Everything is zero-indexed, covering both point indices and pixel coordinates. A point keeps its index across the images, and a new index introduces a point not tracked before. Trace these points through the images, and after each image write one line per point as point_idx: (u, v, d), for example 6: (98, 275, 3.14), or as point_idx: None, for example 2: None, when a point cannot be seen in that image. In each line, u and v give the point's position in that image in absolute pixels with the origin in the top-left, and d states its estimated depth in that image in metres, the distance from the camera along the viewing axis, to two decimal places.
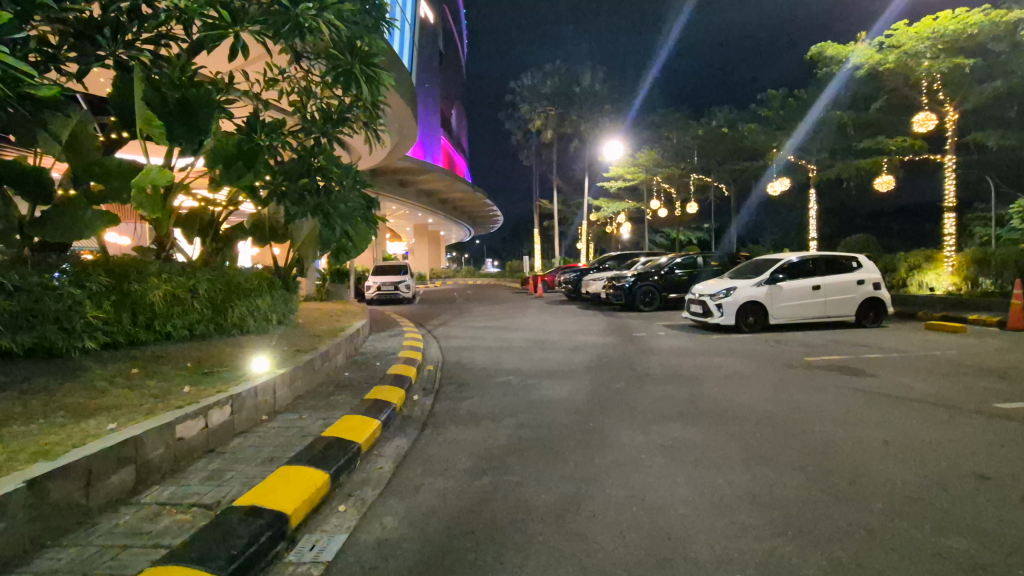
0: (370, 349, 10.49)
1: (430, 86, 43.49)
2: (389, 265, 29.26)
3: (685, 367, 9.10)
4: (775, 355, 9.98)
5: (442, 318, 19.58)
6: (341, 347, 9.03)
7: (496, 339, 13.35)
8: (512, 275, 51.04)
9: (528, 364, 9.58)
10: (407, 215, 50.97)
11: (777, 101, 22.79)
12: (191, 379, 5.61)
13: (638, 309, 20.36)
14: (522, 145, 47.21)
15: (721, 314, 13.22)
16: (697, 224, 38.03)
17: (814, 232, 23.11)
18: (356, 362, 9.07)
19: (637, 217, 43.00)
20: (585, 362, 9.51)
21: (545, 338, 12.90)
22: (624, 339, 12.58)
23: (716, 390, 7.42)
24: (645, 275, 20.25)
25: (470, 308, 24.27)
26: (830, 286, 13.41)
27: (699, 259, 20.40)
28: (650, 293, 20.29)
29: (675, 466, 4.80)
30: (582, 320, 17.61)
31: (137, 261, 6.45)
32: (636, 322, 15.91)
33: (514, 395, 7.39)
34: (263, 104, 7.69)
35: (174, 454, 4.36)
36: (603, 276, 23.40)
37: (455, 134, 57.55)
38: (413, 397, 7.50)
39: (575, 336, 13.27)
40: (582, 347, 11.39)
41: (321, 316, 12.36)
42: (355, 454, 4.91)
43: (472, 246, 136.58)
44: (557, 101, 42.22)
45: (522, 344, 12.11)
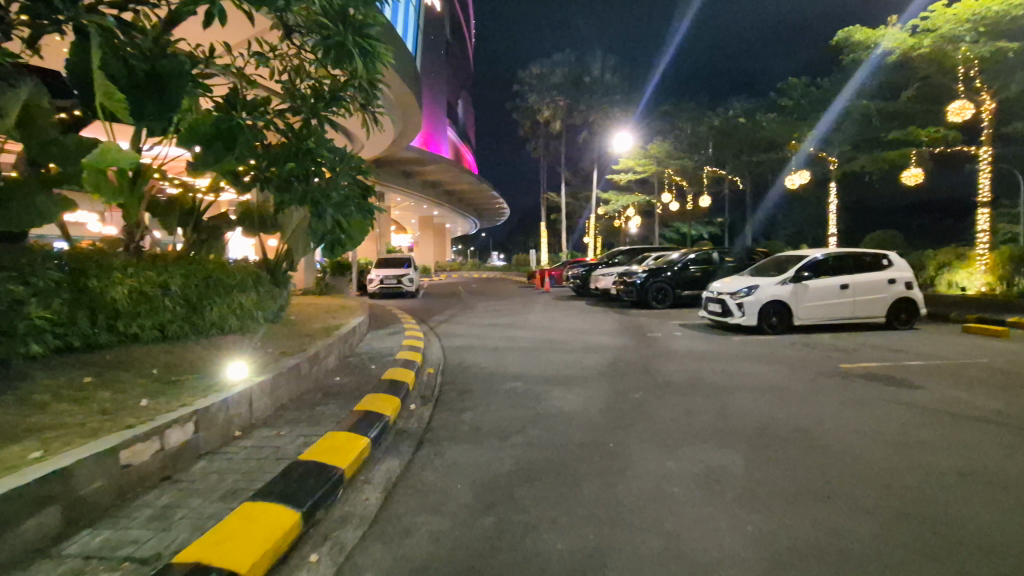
0: (366, 350, 9.76)
1: (436, 76, 42.70)
2: (393, 258, 28.57)
3: (709, 373, 8.34)
4: (805, 361, 9.20)
5: (446, 313, 18.90)
6: (334, 349, 8.32)
7: (501, 338, 12.60)
8: (518, 269, 50.27)
9: (537, 368, 8.85)
10: (413, 207, 50.25)
11: (798, 91, 21.80)
12: (153, 390, 4.93)
13: (650, 306, 19.59)
14: (531, 136, 46.15)
15: (742, 314, 12.43)
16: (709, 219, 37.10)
17: (834, 227, 22.18)
18: (350, 365, 8.34)
19: (646, 211, 42.12)
20: (599, 367, 8.77)
21: (554, 338, 12.14)
22: (639, 341, 11.80)
23: (747, 402, 6.66)
24: (658, 271, 19.43)
25: (475, 303, 23.58)
26: (859, 286, 12.59)
27: (714, 255, 19.61)
28: (663, 289, 19.48)
29: (715, 503, 4.04)
30: (592, 317, 16.85)
31: (100, 254, 5.75)
32: (649, 322, 15.11)
33: (523, 405, 6.66)
34: (246, 81, 6.93)
35: (117, 485, 3.65)
36: (613, 271, 22.61)
37: (462, 125, 56.65)
38: (410, 406, 6.78)
39: (586, 336, 12.52)
40: (594, 348, 10.64)
41: (317, 313, 11.66)
42: (336, 482, 4.19)
43: (478, 239, 135.67)
44: (566, 91, 41.22)
45: (530, 345, 11.36)
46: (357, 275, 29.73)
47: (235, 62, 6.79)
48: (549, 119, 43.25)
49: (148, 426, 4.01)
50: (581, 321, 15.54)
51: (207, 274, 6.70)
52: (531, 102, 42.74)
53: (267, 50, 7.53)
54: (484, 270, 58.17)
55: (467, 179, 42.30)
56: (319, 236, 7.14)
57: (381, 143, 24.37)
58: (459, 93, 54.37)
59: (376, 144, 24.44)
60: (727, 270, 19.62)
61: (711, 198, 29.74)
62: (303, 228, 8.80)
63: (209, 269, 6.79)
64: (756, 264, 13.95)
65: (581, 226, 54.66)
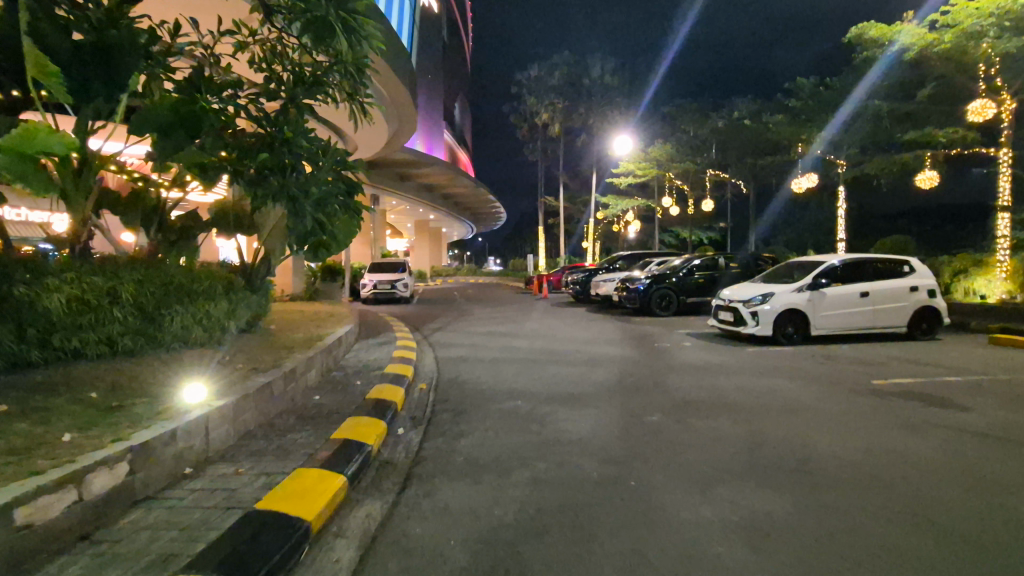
0: (352, 362, 8.96)
1: (433, 77, 41.99)
2: (387, 262, 27.76)
3: (729, 389, 7.58)
4: (831, 376, 8.45)
5: (441, 320, 18.10)
6: (315, 363, 7.52)
7: (499, 348, 11.80)
8: (515, 274, 49.53)
9: (539, 383, 8.06)
10: (408, 210, 49.43)
11: (805, 91, 21.16)
12: (84, 417, 4.16)
13: (653, 313, 18.83)
14: (527, 140, 46.15)
15: (756, 324, 11.68)
16: (710, 224, 36.47)
17: (841, 233, 21.53)
18: (333, 381, 7.55)
19: (646, 216, 41.46)
20: (607, 382, 7.99)
21: (556, 349, 11.37)
22: (647, 352, 11.02)
23: (779, 426, 5.91)
24: (662, 277, 18.71)
25: (471, 309, 22.76)
26: (879, 293, 11.86)
27: (720, 260, 18.89)
28: (666, 296, 18.75)
29: (770, 568, 3.28)
30: (594, 325, 16.08)
31: (35, 257, 5.05)
32: (655, 330, 14.35)
33: (526, 429, 5.88)
34: (215, 61, 6.17)
35: (12, 553, 2.84)
36: (613, 276, 21.86)
37: (459, 127, 55.94)
38: (397, 430, 5.97)
39: (589, 346, 11.75)
40: (601, 361, 9.86)
41: (301, 323, 10.85)
42: (301, 538, 3.40)
43: (475, 243, 134.89)
44: (565, 93, 40.56)
45: (530, 356, 10.57)
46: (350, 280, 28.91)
47: (202, 42, 6.04)
48: (547, 121, 42.60)
49: (63, 471, 3.21)
50: (583, 330, 14.78)
51: (167, 280, 5.91)
52: (529, 105, 42.08)
53: (242, 32, 6.78)
54: (481, 275, 57.42)
55: (463, 182, 41.58)
56: (297, 237, 6.36)
57: (377, 141, 23.70)
58: (456, 96, 53.65)
59: (371, 141, 23.75)
60: (733, 276, 18.92)
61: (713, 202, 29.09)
62: (282, 229, 8.01)
63: (170, 274, 6.00)
64: (769, 270, 13.21)
65: (579, 230, 53.96)
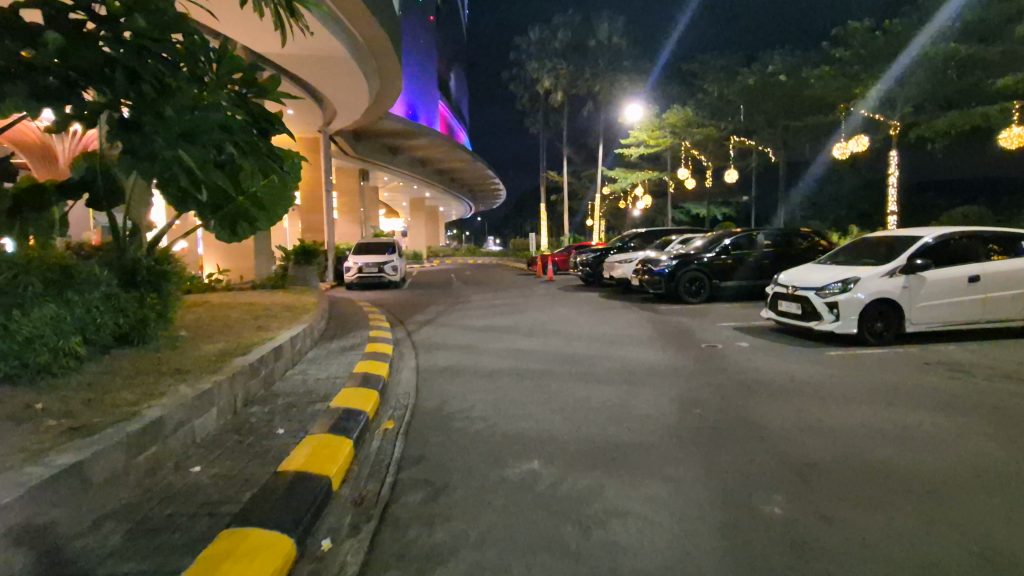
0: (290, 386, 6.30)
1: (426, 40, 38.70)
2: (374, 243, 25.02)
3: (858, 434, 4.93)
4: (988, 403, 5.81)
5: (433, 310, 15.48)
6: (214, 398, 4.87)
7: (499, 352, 9.14)
8: (517, 254, 46.76)
9: (561, 421, 5.40)
10: (402, 187, 46.46)
11: (857, 37, 18.15)
12: None
13: (680, 301, 16.14)
14: (527, 110, 43.21)
15: (836, 318, 9.01)
16: (728, 198, 33.59)
17: (894, 204, 18.69)
18: (244, 426, 4.90)
19: (656, 190, 38.54)
20: (665, 418, 5.36)
21: (576, 354, 8.74)
22: (696, 356, 8.40)
23: (1018, 538, 3.27)
24: (689, 258, 15.98)
25: (469, 295, 20.13)
26: (993, 278, 9.13)
27: (757, 237, 16.17)
28: (696, 280, 16.03)
29: None
30: (612, 316, 13.50)
31: None
32: (691, 324, 11.73)
33: (556, 544, 3.23)
34: None
35: None
36: (629, 257, 19.13)
37: (455, 98, 52.59)
38: (323, 543, 3.34)
39: (618, 348, 9.14)
40: (640, 373, 7.23)
41: (235, 324, 8.21)
42: None
43: (474, 222, 131.55)
44: (569, 57, 37.27)
45: (543, 366, 7.91)
46: (334, 262, 26.24)
47: None
48: (550, 89, 39.45)
49: None
50: (604, 323, 12.16)
51: None
52: (530, 71, 38.88)
53: None
54: (479, 255, 54.71)
55: (459, 156, 38.56)
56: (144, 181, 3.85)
57: (359, 97, 20.80)
58: (452, 63, 50.12)
59: (352, 98, 20.85)
60: (772, 256, 16.21)
61: (736, 173, 26.25)
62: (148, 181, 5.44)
63: None
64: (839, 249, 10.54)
65: (583, 208, 50.99)
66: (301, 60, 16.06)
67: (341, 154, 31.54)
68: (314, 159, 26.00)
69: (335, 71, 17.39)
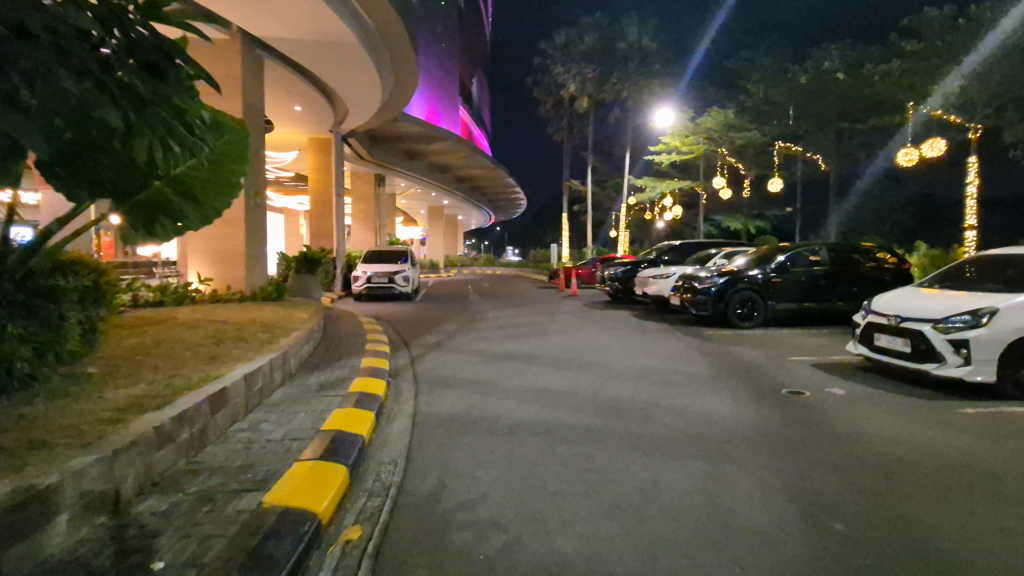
0: (226, 453, 4.47)
1: (448, 41, 37.32)
2: (386, 251, 23.38)
3: None
4: None
5: (445, 329, 13.63)
6: (62, 501, 2.99)
7: (520, 393, 7.20)
8: (537, 265, 44.89)
9: (621, 538, 3.45)
10: (420, 194, 44.95)
11: (934, 27, 15.93)
12: None
13: (728, 324, 14.02)
14: (552, 117, 41.52)
15: (964, 361, 6.90)
16: (766, 210, 31.29)
17: (973, 217, 16.33)
18: (111, 547, 3.02)
19: (687, 200, 36.37)
20: (784, 545, 3.39)
21: (621, 401, 6.74)
22: (780, 409, 6.39)
23: None
24: (741, 274, 13.87)
25: (486, 311, 18.29)
26: None
27: (820, 251, 14.11)
28: (749, 301, 13.91)
29: None
30: (652, 341, 11.53)
31: None
32: (753, 357, 9.70)
33: None
34: None
35: None
36: (666, 272, 17.08)
37: (476, 104, 51.20)
38: None
39: (673, 393, 7.14)
40: (714, 439, 5.25)
41: (181, 353, 6.36)
42: None
43: (494, 232, 129.67)
44: (596, 59, 35.43)
45: (578, 419, 5.97)
46: (344, 271, 24.64)
47: None
48: (576, 94, 37.68)
49: None
50: (647, 352, 10.15)
51: None
52: (556, 75, 37.18)
53: None
54: (497, 266, 52.93)
55: (480, 162, 36.92)
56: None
57: (371, 91, 19.27)
58: (474, 68, 48.68)
59: (363, 92, 19.33)
60: (836, 274, 14.06)
61: (780, 183, 24.09)
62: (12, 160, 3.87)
63: None
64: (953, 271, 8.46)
65: (607, 219, 48.91)
66: (307, 46, 14.52)
67: (356, 158, 30.13)
68: (325, 161, 24.50)
69: (344, 60, 15.83)
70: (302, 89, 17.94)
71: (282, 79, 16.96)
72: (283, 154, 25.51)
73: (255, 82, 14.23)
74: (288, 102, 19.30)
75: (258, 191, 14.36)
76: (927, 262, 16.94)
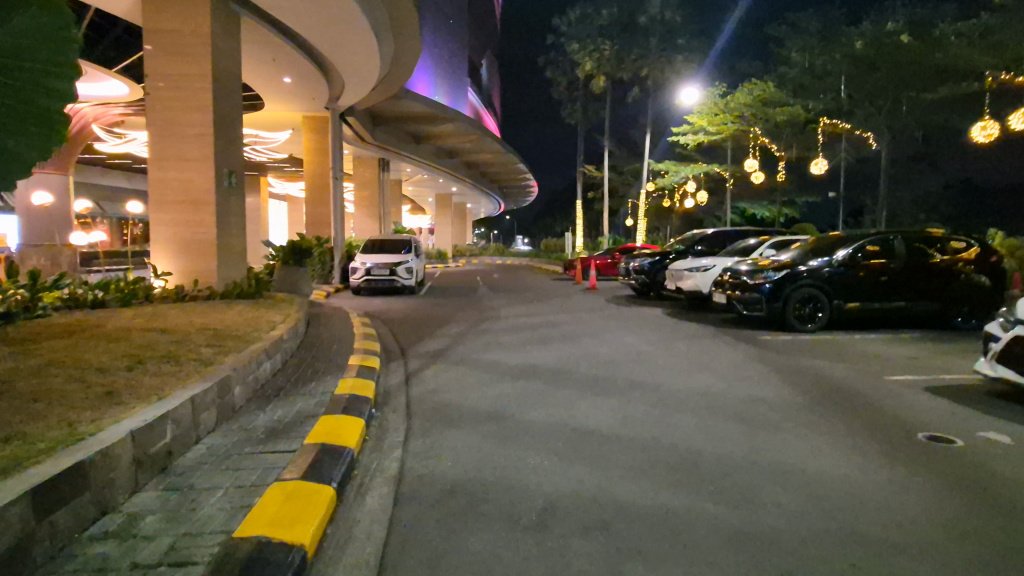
0: None
1: (455, 16, 34.95)
2: (389, 240, 21.38)
3: None
4: None
5: (451, 332, 11.68)
6: None
7: (550, 435, 5.20)
8: (549, 255, 42.78)
9: None
10: (427, 181, 42.87)
11: None
12: None
13: (784, 326, 11.85)
14: (565, 99, 39.15)
15: None
16: (798, 196, 28.95)
17: None
18: None
19: (711, 186, 33.95)
20: None
21: (696, 454, 4.73)
22: (941, 480, 4.33)
23: None
24: (801, 268, 11.67)
25: (497, 307, 16.30)
26: None
27: (894, 241, 11.95)
28: (810, 299, 11.74)
29: None
30: (701, 350, 9.50)
31: None
32: (841, 376, 7.63)
33: None
34: None
35: None
36: (702, 265, 14.95)
37: (485, 87, 48.80)
38: None
39: (765, 440, 5.09)
40: (882, 554, 3.27)
41: (61, 389, 4.43)
42: None
43: (503, 221, 127.36)
44: (614, 35, 32.97)
45: (646, 495, 3.99)
46: (343, 262, 22.75)
47: None
48: (592, 73, 35.26)
49: None
50: (699, 367, 8.12)
51: None
52: (570, 52, 34.70)
53: None
54: (508, 256, 50.89)
55: (489, 146, 34.79)
56: None
57: (367, 59, 17.14)
58: (483, 48, 46.19)
59: (359, 61, 17.30)
60: (911, 268, 11.88)
61: (823, 164, 21.72)
62: None
63: None
64: None
65: (623, 207, 46.58)
66: None
67: (357, 140, 28.09)
68: (321, 142, 22.49)
69: (333, 17, 13.78)
70: (289, 56, 15.86)
71: (266, 43, 14.96)
72: (276, 134, 23.52)
73: (231, 41, 12.24)
74: (276, 72, 17.27)
75: (235, 169, 12.40)
76: (1007, 253, 14.69)
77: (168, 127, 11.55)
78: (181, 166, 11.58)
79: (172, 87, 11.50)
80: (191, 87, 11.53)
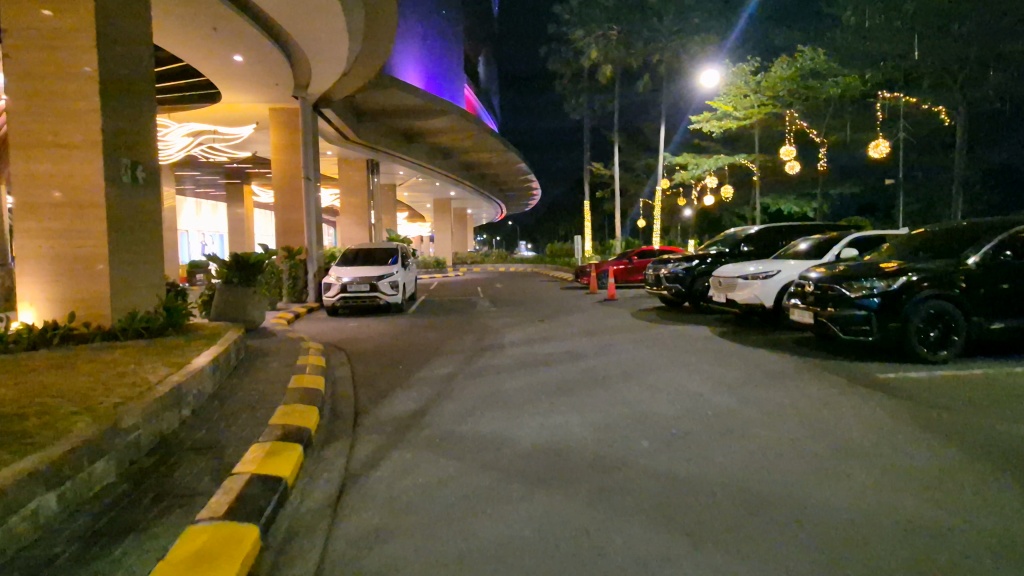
0: None
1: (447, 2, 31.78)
2: (372, 249, 18.15)
3: None
4: None
5: (438, 373, 8.40)
6: None
7: None
8: (557, 260, 39.55)
9: None
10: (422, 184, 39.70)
11: None
12: None
13: (905, 354, 8.47)
14: (569, 92, 35.96)
15: None
16: (839, 186, 25.57)
17: None
18: None
19: (735, 179, 30.60)
20: None
21: None
22: None
23: None
24: (926, 276, 8.32)
25: (501, 328, 13.04)
26: None
27: None
28: (938, 317, 8.36)
29: None
30: (810, 403, 6.25)
31: None
32: None
33: None
34: None
35: None
36: (762, 270, 11.64)
37: (482, 83, 45.61)
38: None
39: None
40: None
41: None
42: None
43: (506, 227, 124.11)
44: (623, 17, 29.70)
45: None
46: (320, 275, 19.57)
47: None
48: (597, 62, 32.00)
49: None
50: (839, 454, 4.85)
51: None
52: (574, 39, 31.49)
53: None
54: (512, 262, 47.67)
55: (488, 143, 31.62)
56: None
57: (333, 30, 13.93)
58: (478, 43, 42.95)
59: (325, 36, 14.17)
60: None
61: (883, 145, 18.38)
62: None
63: None
64: None
65: (636, 206, 43.23)
66: None
67: (339, 138, 24.99)
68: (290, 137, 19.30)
69: None
70: (232, 26, 12.71)
71: (198, 9, 11.83)
72: (240, 130, 20.40)
73: None
74: (222, 51, 14.15)
75: (144, 160, 9.22)
76: None
77: (40, 101, 8.34)
78: (57, 153, 8.33)
79: (44, 47, 8.29)
80: (66, 45, 8.31)
